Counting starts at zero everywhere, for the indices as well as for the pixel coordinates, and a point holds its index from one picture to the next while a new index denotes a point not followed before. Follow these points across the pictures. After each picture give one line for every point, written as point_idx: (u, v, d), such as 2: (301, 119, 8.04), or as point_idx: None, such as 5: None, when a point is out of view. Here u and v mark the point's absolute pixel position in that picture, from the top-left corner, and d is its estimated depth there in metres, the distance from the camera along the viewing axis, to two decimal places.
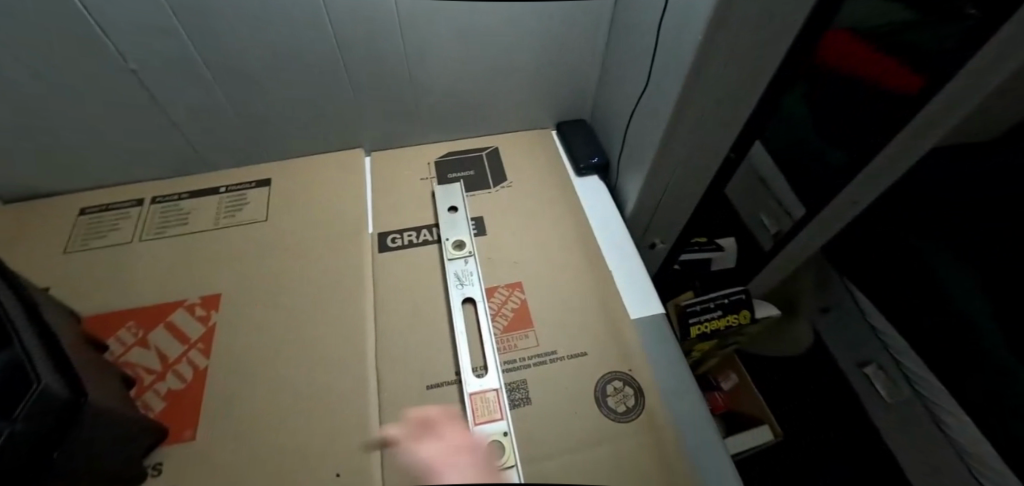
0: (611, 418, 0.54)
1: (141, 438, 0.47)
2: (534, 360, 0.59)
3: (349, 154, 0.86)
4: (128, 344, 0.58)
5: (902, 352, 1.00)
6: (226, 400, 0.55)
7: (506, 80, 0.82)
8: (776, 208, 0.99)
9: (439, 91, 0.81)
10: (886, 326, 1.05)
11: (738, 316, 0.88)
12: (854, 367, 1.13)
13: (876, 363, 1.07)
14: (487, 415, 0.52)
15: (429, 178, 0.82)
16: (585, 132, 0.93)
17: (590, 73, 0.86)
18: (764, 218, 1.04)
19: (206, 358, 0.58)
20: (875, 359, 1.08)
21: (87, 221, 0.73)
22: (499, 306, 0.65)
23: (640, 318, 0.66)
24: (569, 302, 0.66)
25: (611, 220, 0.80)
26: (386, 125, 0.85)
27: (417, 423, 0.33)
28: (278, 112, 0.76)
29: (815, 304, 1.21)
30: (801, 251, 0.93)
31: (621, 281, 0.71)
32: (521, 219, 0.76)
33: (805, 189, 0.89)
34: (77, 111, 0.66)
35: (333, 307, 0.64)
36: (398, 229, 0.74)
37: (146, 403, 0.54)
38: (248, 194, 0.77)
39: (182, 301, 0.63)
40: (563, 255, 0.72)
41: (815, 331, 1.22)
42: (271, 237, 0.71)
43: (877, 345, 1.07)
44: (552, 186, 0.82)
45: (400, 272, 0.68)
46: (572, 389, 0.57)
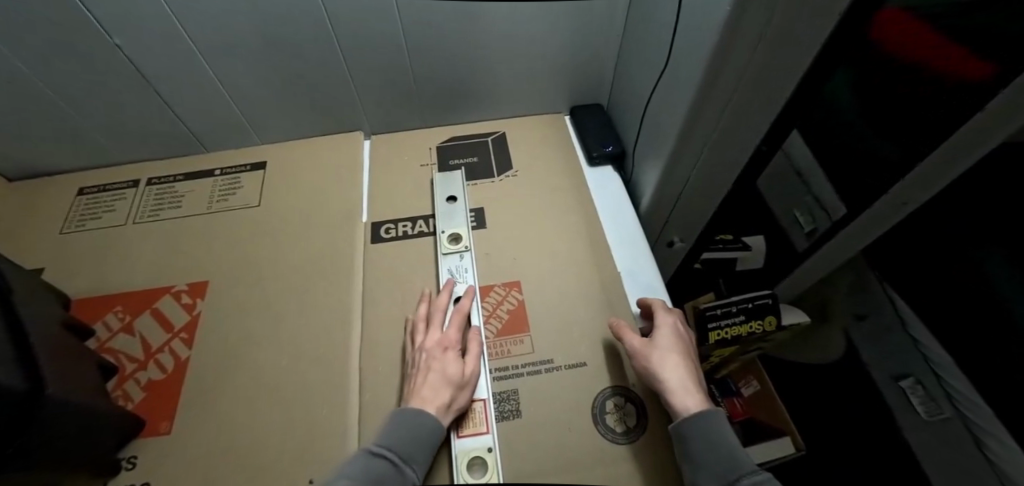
0: (609, 439, 0.50)
1: (114, 431, 0.47)
2: (527, 369, 0.55)
3: (349, 137, 0.82)
4: (113, 329, 0.58)
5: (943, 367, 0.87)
6: (203, 396, 0.53)
7: (515, 61, 0.76)
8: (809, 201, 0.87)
9: (442, 73, 0.75)
10: (926, 336, 0.92)
11: (763, 322, 0.80)
12: (889, 379, 0.98)
13: (915, 377, 0.93)
14: (472, 428, 0.49)
15: (429, 165, 0.77)
16: (600, 118, 0.86)
17: (609, 53, 0.78)
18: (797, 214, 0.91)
19: (188, 349, 0.57)
20: (914, 373, 0.94)
21: (85, 201, 0.73)
22: (494, 307, 0.60)
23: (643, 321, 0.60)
24: (570, 305, 0.61)
25: (623, 216, 0.73)
26: (388, 106, 0.80)
27: (619, 327, 0.55)
28: (274, 94, 0.73)
29: (850, 310, 1.06)
30: (839, 254, 0.84)
31: (630, 283, 0.64)
32: (524, 211, 0.71)
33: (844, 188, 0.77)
34: (72, 93, 0.65)
35: (319, 300, 0.61)
36: (393, 218, 0.70)
37: (127, 392, 0.53)
38: (242, 177, 0.75)
39: (170, 287, 0.62)
40: (566, 252, 0.66)
41: (849, 340, 1.06)
42: (265, 222, 0.69)
43: (918, 357, 0.93)
44: (560, 177, 0.76)
45: (391, 265, 0.64)
46: (566, 403, 0.52)
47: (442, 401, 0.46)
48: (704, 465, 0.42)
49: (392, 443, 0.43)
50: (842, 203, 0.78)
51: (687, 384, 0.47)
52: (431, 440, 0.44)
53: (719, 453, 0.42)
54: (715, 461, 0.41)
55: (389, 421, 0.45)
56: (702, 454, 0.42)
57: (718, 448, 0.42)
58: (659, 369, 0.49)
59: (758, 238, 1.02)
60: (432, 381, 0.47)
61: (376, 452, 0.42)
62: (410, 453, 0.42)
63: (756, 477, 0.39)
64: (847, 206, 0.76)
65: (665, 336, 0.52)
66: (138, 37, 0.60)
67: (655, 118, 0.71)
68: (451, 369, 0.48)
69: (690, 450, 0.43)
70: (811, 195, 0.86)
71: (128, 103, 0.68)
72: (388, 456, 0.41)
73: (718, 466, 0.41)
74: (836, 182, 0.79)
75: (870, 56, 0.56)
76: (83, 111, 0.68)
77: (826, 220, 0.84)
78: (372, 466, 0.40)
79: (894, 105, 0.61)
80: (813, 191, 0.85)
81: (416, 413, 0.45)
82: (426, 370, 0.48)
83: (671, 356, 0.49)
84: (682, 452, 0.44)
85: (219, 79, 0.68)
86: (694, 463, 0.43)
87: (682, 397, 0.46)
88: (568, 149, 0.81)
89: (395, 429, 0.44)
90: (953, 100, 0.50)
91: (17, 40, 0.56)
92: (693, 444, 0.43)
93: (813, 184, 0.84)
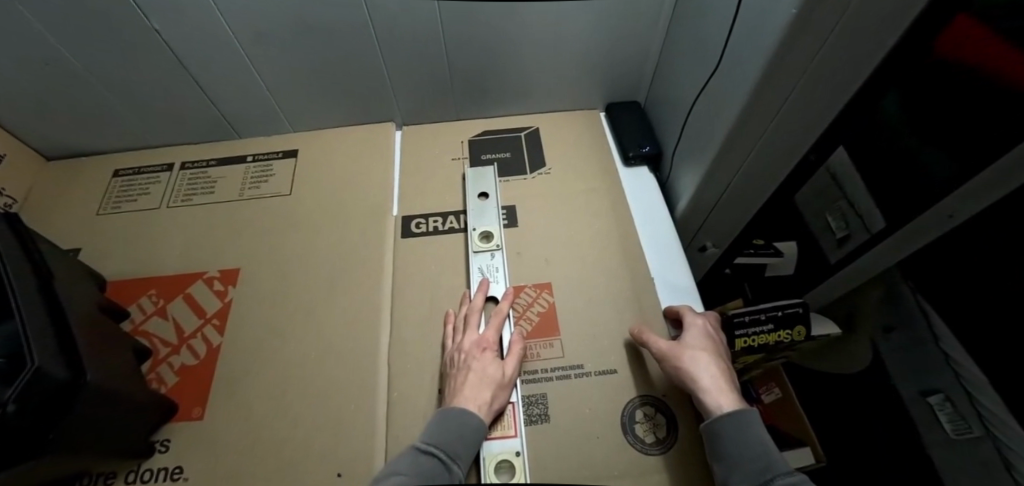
0: (639, 449, 0.48)
1: (148, 415, 0.47)
2: (557, 373, 0.53)
3: (380, 128, 0.81)
4: (147, 312, 0.58)
5: (977, 386, 0.67)
6: (234, 382, 0.53)
7: (551, 56, 0.73)
8: (846, 208, 0.72)
9: (477, 67, 0.74)
10: (960, 353, 0.69)
11: (792, 332, 0.70)
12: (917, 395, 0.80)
13: (943, 393, 0.74)
14: (500, 431, 0.48)
15: (461, 158, 0.76)
16: (637, 117, 0.84)
17: (650, 51, 0.76)
18: (831, 221, 0.76)
19: (219, 336, 0.57)
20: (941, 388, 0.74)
21: (121, 182, 0.74)
22: (524, 308, 0.59)
23: (670, 324, 0.58)
24: (602, 310, 0.59)
25: (658, 219, 0.71)
26: (421, 98, 0.78)
27: (644, 333, 0.53)
28: (308, 84, 0.72)
29: (876, 321, 0.86)
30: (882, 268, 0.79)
31: (664, 289, 0.62)
32: (556, 210, 0.69)
33: (887, 200, 0.64)
34: (113, 76, 0.66)
35: (349, 292, 0.60)
36: (423, 213, 0.69)
37: (160, 376, 0.53)
38: (274, 164, 0.75)
39: (203, 273, 0.63)
40: (599, 254, 0.64)
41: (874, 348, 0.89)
42: (294, 211, 0.69)
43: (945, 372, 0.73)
44: (595, 176, 0.74)
45: (420, 261, 0.63)
46: (599, 410, 0.51)
47: (483, 400, 0.46)
48: (737, 464, 0.40)
49: (438, 440, 0.42)
50: (881, 216, 0.66)
51: (718, 382, 0.46)
52: (475, 440, 0.43)
53: (752, 452, 0.40)
54: (749, 458, 0.40)
55: (432, 419, 0.45)
56: (735, 452, 0.41)
57: (752, 446, 0.40)
58: (695, 371, 0.47)
59: (790, 243, 0.90)
60: (472, 382, 0.47)
61: (422, 449, 0.42)
62: (455, 450, 0.42)
63: (790, 480, 0.37)
64: (889, 221, 0.64)
65: (693, 334, 0.51)
66: (174, 19, 0.59)
67: (700, 120, 0.68)
68: (491, 369, 0.48)
69: (724, 450, 0.42)
70: (845, 199, 0.71)
71: (166, 86, 0.69)
72: (435, 454, 0.41)
73: (752, 465, 0.39)
74: (875, 191, 0.65)
75: (933, 70, 0.47)
76: (123, 95, 0.69)
77: (862, 232, 0.71)
78: (420, 463, 0.40)
79: (946, 113, 0.50)
80: (849, 194, 0.70)
81: (461, 412, 0.44)
82: (466, 371, 0.48)
83: (703, 356, 0.48)
84: (715, 451, 0.43)
85: (252, 63, 0.67)
86: (728, 462, 0.41)
87: (713, 395, 0.45)
88: (604, 148, 0.79)
89: (441, 426, 0.43)
90: (1014, 120, 0.42)
91: (49, 22, 0.57)
92: (727, 443, 0.41)
93: (847, 186, 0.69)
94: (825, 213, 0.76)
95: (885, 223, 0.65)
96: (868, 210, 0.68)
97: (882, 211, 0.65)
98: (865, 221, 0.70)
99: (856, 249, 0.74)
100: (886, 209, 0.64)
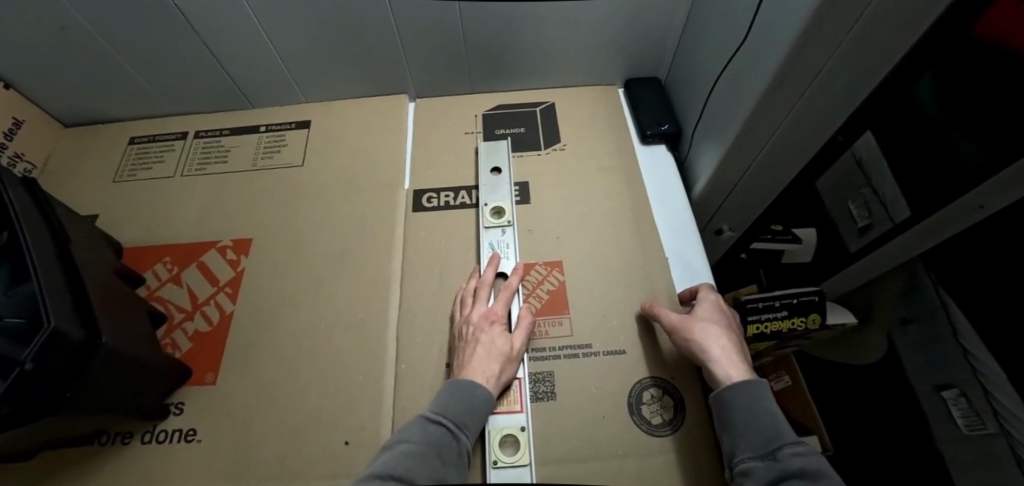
0: (643, 430, 0.47)
1: (163, 378, 0.48)
2: (565, 351, 0.53)
3: (393, 100, 0.79)
4: (162, 279, 0.59)
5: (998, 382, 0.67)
6: (244, 351, 0.54)
7: (571, 29, 0.70)
8: (866, 194, 0.69)
9: (493, 40, 0.71)
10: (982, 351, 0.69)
11: (806, 320, 0.68)
12: (930, 390, 0.79)
13: (960, 389, 0.73)
14: (505, 405, 0.48)
15: (474, 132, 0.75)
16: (657, 94, 0.81)
17: (677, 24, 0.72)
18: (852, 207, 0.73)
19: (232, 303, 0.57)
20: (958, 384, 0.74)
21: (136, 150, 0.74)
22: (534, 286, 0.58)
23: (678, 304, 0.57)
24: (615, 290, 0.58)
25: (674, 199, 0.69)
26: (435, 70, 0.76)
27: (654, 309, 0.52)
28: (323, 56, 0.71)
29: (893, 313, 0.83)
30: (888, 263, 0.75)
31: (677, 269, 0.61)
32: (570, 187, 0.68)
33: (915, 187, 0.60)
34: (126, 44, 0.65)
35: (361, 265, 0.60)
36: (435, 187, 0.68)
37: (175, 341, 0.54)
38: (286, 135, 0.75)
39: (216, 242, 0.63)
40: (613, 234, 0.63)
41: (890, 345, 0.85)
42: (305, 183, 0.69)
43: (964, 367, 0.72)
44: (611, 154, 0.72)
45: (430, 235, 0.63)
46: (605, 389, 0.50)
47: (491, 373, 0.46)
48: (743, 433, 0.39)
49: (447, 410, 0.42)
50: (907, 205, 0.62)
51: (729, 353, 0.45)
52: (483, 411, 0.43)
53: (760, 422, 0.39)
54: (757, 429, 0.39)
55: (442, 390, 0.45)
56: (741, 420, 0.40)
57: (760, 417, 0.39)
58: (707, 342, 0.46)
59: (809, 230, 0.84)
60: (480, 355, 0.47)
61: (431, 418, 0.42)
62: (464, 421, 0.42)
63: (798, 449, 0.36)
64: (914, 209, 0.61)
65: (705, 307, 0.50)
66: None
67: (723, 98, 0.65)
68: (499, 343, 0.47)
69: (731, 419, 0.41)
70: (869, 188, 0.68)
71: (179, 53, 0.67)
72: (444, 424, 0.41)
73: (760, 434, 0.38)
74: (902, 177, 0.61)
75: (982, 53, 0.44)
76: (137, 61, 0.68)
77: (885, 222, 0.68)
78: (429, 431, 0.41)
79: (985, 101, 0.46)
80: (873, 181, 0.67)
81: (470, 384, 0.44)
82: (474, 344, 0.47)
83: (714, 329, 0.47)
84: (722, 422, 0.42)
85: (265, 32, 0.66)
86: (734, 433, 0.40)
87: (724, 366, 0.44)
88: (621, 125, 0.76)
89: (450, 397, 0.43)
90: None
91: None
92: (734, 413, 0.41)
93: (873, 175, 0.66)
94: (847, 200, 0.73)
95: (911, 211, 0.62)
96: (892, 200, 0.65)
97: (908, 201, 0.62)
98: (889, 209, 0.67)
99: (878, 239, 0.71)
100: (910, 198, 0.61)
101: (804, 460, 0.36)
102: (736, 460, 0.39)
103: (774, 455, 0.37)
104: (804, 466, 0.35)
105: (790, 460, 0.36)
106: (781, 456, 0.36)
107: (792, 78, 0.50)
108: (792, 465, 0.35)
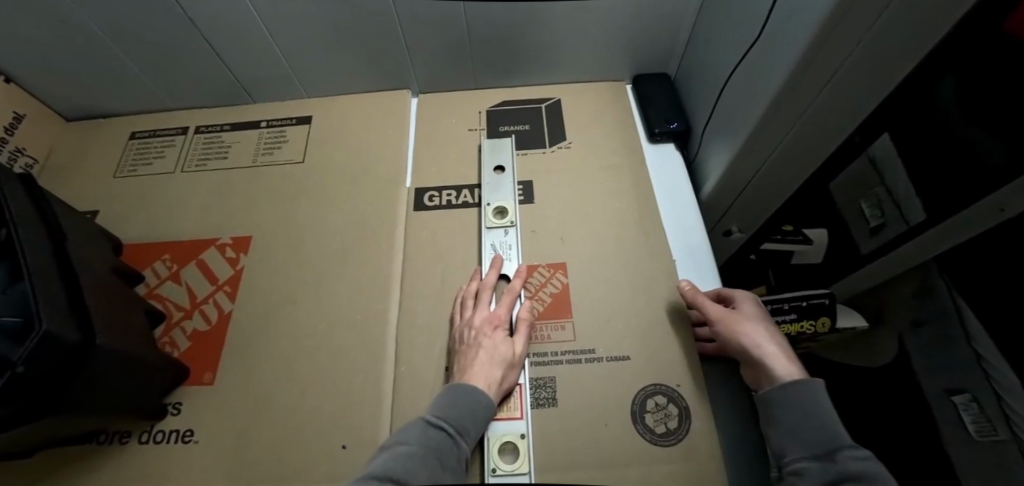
0: (647, 440, 0.46)
1: (161, 378, 0.48)
2: (568, 356, 0.51)
3: (396, 96, 0.78)
4: (162, 277, 0.59)
5: None
6: (243, 351, 0.53)
7: (578, 24, 0.68)
8: (880, 195, 0.67)
9: (498, 34, 0.69)
10: None
11: (815, 324, 0.66)
12: None
13: None
14: (505, 412, 0.47)
15: (477, 129, 0.73)
16: (666, 91, 0.79)
17: (688, 19, 0.70)
18: (864, 206, 0.70)
19: (231, 303, 0.57)
20: None
21: (137, 144, 0.74)
22: (537, 289, 0.57)
23: None
24: (621, 293, 0.56)
25: (683, 200, 0.67)
26: (439, 66, 0.75)
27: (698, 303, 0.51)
28: (325, 51, 0.70)
29: None
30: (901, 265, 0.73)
31: (685, 272, 0.60)
32: (575, 187, 0.66)
33: (932, 190, 0.58)
34: (126, 38, 0.64)
35: (361, 264, 0.59)
36: (437, 185, 0.67)
37: (173, 340, 0.54)
38: (288, 130, 0.74)
39: (215, 240, 0.62)
40: (619, 235, 0.61)
41: None
42: (306, 180, 0.68)
43: None
44: (618, 153, 0.70)
45: (432, 235, 0.62)
46: (609, 396, 0.49)
47: (493, 379, 0.44)
48: (795, 433, 0.40)
49: (447, 414, 0.41)
50: (921, 207, 0.61)
51: (780, 350, 0.46)
52: (484, 417, 0.42)
53: (816, 423, 0.40)
54: (812, 429, 0.39)
55: (442, 393, 0.44)
56: (794, 420, 0.40)
57: (815, 417, 0.40)
58: (762, 339, 0.46)
59: (820, 231, 0.83)
60: (481, 360, 0.45)
61: (430, 422, 0.41)
62: (464, 427, 0.41)
63: (856, 452, 0.37)
64: (930, 213, 0.60)
65: (746, 303, 0.51)
66: None
67: (735, 95, 0.63)
68: (501, 348, 0.46)
69: (783, 418, 0.41)
70: (883, 187, 0.65)
71: (179, 47, 0.67)
72: (444, 428, 0.40)
73: (815, 435, 0.39)
74: (919, 176, 0.59)
75: None
76: (138, 56, 0.67)
77: (899, 223, 0.67)
78: (428, 435, 0.40)
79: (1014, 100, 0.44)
80: (888, 180, 0.64)
81: (471, 388, 0.43)
82: (476, 348, 0.46)
83: (762, 325, 0.48)
84: (773, 419, 0.42)
85: (266, 26, 0.65)
86: (785, 432, 0.41)
87: (779, 362, 0.45)
88: (629, 122, 0.74)
89: (451, 401, 0.42)
90: None
91: None
92: (787, 411, 0.41)
93: (888, 174, 0.63)
94: (858, 200, 0.70)
95: (926, 214, 0.61)
96: (908, 201, 0.63)
97: (923, 204, 0.60)
98: (903, 211, 0.65)
99: (892, 240, 0.69)
100: (926, 200, 0.60)
101: (862, 463, 0.36)
102: (788, 459, 0.39)
103: (830, 457, 0.37)
104: (862, 469, 0.35)
105: (849, 463, 0.36)
106: (839, 458, 0.37)
107: (810, 74, 0.48)
108: (852, 468, 0.36)
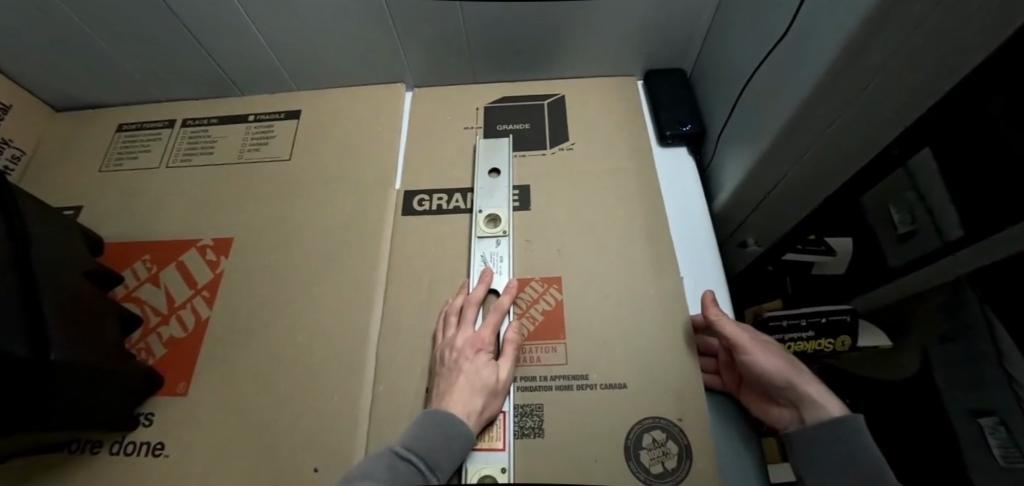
0: (639, 479, 0.42)
1: (132, 390, 0.46)
2: (557, 382, 0.48)
3: (390, 90, 0.74)
4: (141, 278, 0.57)
5: None
6: (219, 361, 0.51)
7: (583, 17, 0.63)
8: (912, 199, 0.60)
9: (496, 29, 0.64)
10: None
11: (835, 341, 0.61)
12: None
13: None
14: (486, 442, 0.44)
15: (473, 128, 0.69)
16: (680, 88, 0.73)
17: (706, 12, 0.64)
18: (892, 210, 0.64)
19: (208, 309, 0.55)
20: None
21: (124, 137, 0.72)
22: (528, 305, 0.53)
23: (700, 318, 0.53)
24: (618, 313, 0.52)
25: (692, 211, 0.62)
26: (434, 60, 0.70)
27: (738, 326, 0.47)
28: (314, 45, 0.66)
29: None
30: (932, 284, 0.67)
31: (689, 290, 0.55)
32: (574, 193, 0.62)
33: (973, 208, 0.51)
34: (112, 32, 0.62)
35: (343, 272, 0.56)
36: (427, 188, 0.63)
37: (148, 347, 0.52)
38: (275, 125, 0.71)
39: (196, 241, 0.60)
40: (619, 248, 0.57)
41: None
42: (293, 178, 0.65)
43: None
44: (623, 157, 0.65)
45: (419, 242, 0.58)
46: (599, 428, 0.45)
47: (473, 408, 0.41)
48: (838, 472, 0.39)
49: (420, 446, 0.38)
50: (959, 222, 0.54)
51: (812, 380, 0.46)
52: (460, 451, 0.39)
53: (857, 461, 0.39)
54: (855, 469, 0.39)
55: (417, 421, 0.41)
56: (834, 457, 0.40)
57: (857, 454, 0.39)
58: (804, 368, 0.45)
59: (844, 240, 0.74)
60: (461, 386, 0.42)
61: (401, 454, 0.38)
62: (437, 461, 0.38)
63: None
64: (968, 230, 0.53)
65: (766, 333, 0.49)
66: None
67: (756, 98, 0.57)
68: (484, 373, 0.43)
69: (822, 457, 0.41)
70: (914, 191, 0.58)
71: (165, 41, 0.64)
72: (415, 462, 0.37)
73: (859, 474, 0.38)
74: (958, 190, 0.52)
75: None
76: (123, 49, 0.65)
77: (933, 236, 0.60)
78: (397, 470, 0.37)
79: None
80: (921, 183, 0.56)
81: (448, 418, 0.40)
82: (457, 372, 0.43)
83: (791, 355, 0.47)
84: (816, 458, 0.41)
85: (253, 22, 0.61)
86: (826, 471, 0.40)
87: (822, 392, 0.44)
88: (637, 122, 0.69)
89: (425, 432, 0.39)
90: None
91: None
92: (826, 449, 0.41)
93: (921, 176, 0.55)
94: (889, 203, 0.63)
95: (964, 231, 0.54)
96: (944, 213, 0.56)
97: (961, 220, 0.53)
98: (939, 224, 0.58)
99: (925, 252, 0.62)
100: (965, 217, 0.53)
101: None
102: None
103: None
104: None
105: None
106: None
107: (842, 82, 0.42)
108: None
